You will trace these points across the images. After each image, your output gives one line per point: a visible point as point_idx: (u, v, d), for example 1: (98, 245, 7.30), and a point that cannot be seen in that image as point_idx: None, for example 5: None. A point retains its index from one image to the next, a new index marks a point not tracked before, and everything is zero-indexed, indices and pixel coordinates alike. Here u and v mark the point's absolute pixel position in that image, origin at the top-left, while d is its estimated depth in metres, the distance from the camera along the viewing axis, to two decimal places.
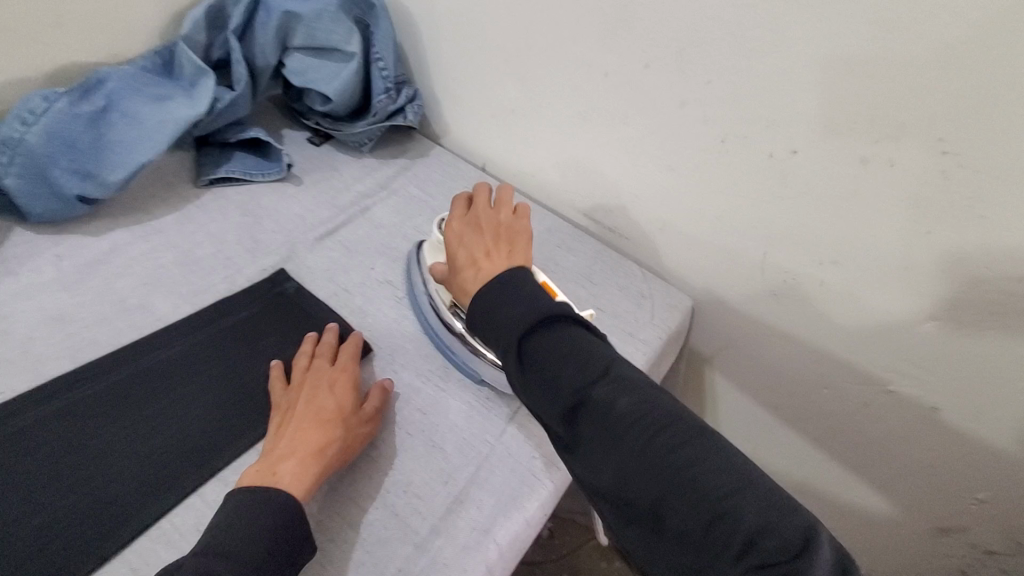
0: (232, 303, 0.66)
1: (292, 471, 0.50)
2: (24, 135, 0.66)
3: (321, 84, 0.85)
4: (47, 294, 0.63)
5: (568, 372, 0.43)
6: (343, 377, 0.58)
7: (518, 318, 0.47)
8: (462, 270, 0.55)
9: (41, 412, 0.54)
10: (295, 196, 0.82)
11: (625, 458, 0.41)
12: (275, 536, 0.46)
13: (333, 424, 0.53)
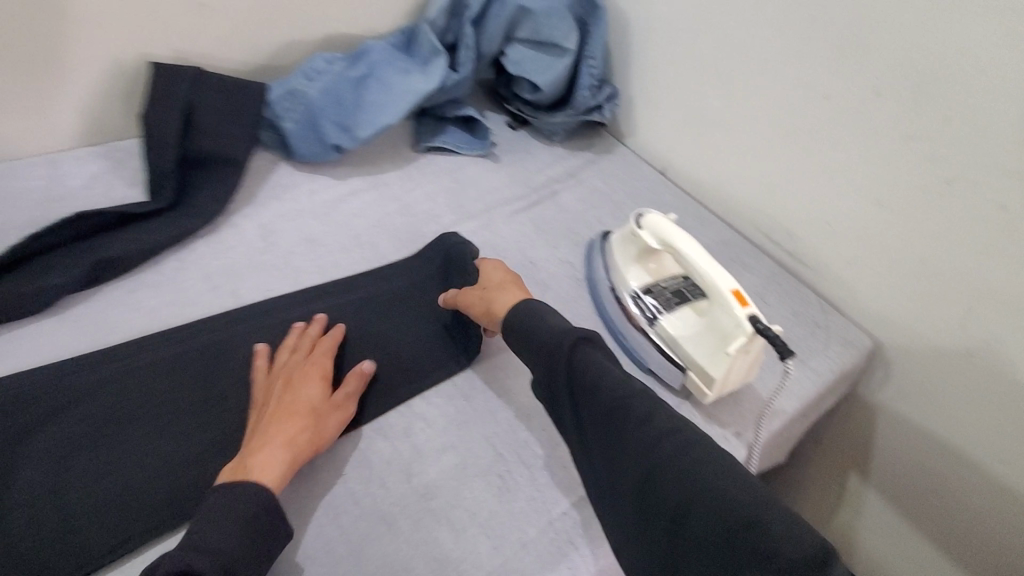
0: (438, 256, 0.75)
1: (263, 462, 0.51)
2: (309, 90, 0.80)
3: (535, 74, 0.93)
4: (303, 220, 0.77)
5: (606, 382, 0.53)
6: (314, 371, 0.59)
7: (549, 335, 0.57)
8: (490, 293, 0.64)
9: (302, 308, 0.67)
10: (495, 172, 0.91)
11: (656, 462, 0.48)
12: (248, 525, 0.47)
13: (305, 416, 0.55)
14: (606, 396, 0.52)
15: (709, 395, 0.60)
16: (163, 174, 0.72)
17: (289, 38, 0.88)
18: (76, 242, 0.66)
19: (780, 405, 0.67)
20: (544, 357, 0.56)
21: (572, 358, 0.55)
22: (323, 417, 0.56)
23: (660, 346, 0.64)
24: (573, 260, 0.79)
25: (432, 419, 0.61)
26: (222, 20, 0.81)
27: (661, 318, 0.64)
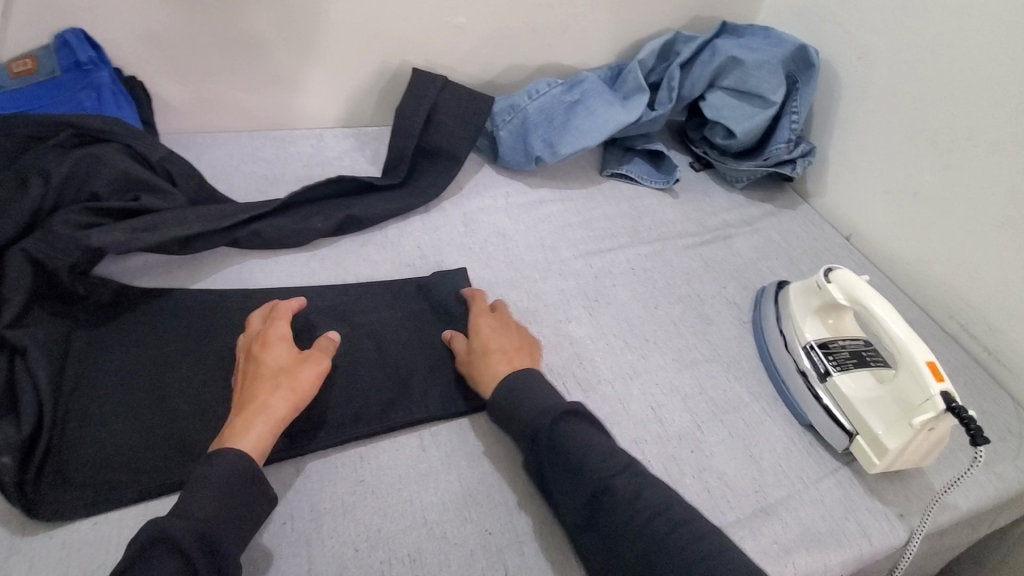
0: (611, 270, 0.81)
1: (241, 428, 0.52)
2: (524, 106, 0.91)
3: (731, 121, 0.96)
4: (497, 216, 0.88)
5: (592, 462, 0.53)
6: (281, 333, 0.60)
7: (537, 410, 0.57)
8: (487, 357, 0.62)
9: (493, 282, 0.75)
10: (672, 207, 0.95)
11: (634, 540, 0.50)
12: (233, 484, 0.49)
13: (275, 380, 0.56)
14: (591, 480, 0.52)
15: (877, 465, 0.58)
16: (399, 157, 0.87)
17: (515, 61, 1.01)
18: (332, 198, 0.82)
19: (954, 503, 0.62)
20: (525, 429, 0.57)
21: (553, 432, 0.55)
22: (294, 372, 0.57)
23: (829, 404, 0.62)
24: (740, 302, 0.79)
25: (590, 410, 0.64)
26: (469, 39, 0.96)
27: (835, 374, 0.63)
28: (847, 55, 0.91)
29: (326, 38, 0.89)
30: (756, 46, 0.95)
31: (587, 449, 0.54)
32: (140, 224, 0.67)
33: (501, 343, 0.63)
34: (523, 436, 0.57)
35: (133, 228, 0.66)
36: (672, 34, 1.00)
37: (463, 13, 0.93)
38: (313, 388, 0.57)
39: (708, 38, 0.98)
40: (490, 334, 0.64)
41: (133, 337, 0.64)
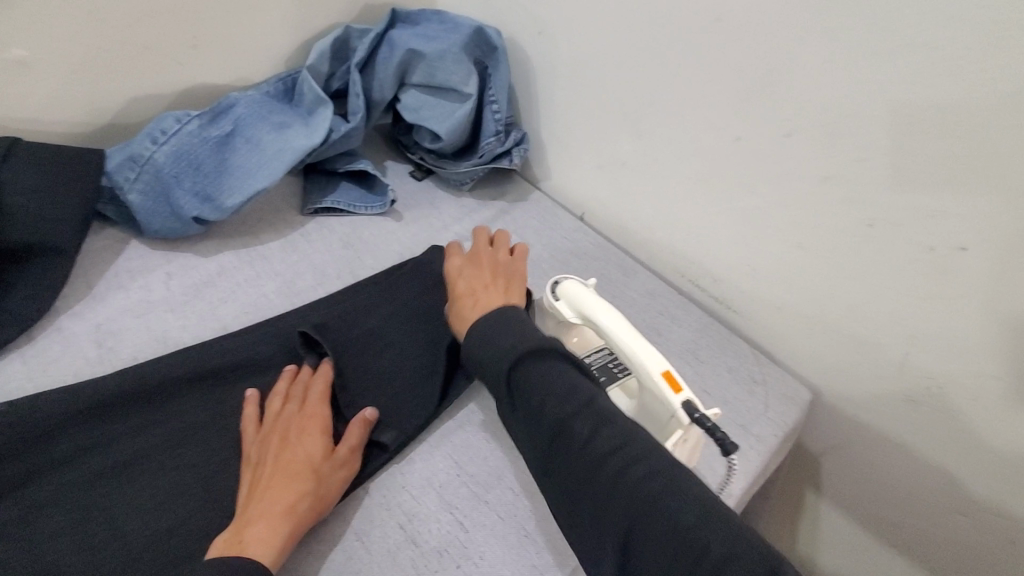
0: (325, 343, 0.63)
1: (261, 532, 0.48)
2: (153, 153, 0.67)
3: (433, 122, 0.84)
4: (156, 314, 0.64)
5: (551, 401, 0.48)
6: (319, 421, 0.55)
7: (499, 349, 0.53)
8: (466, 298, 0.61)
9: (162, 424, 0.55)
10: (396, 233, 0.81)
11: (594, 487, 0.46)
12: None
13: (305, 477, 0.51)
14: (549, 424, 0.48)
15: None
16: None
17: (137, 92, 0.75)
18: None
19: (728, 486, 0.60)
20: (488, 375, 0.53)
21: (513, 377, 0.51)
22: (324, 477, 0.53)
23: None
24: None
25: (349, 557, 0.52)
26: (44, 76, 0.67)
27: None
28: (526, 31, 0.84)
29: None
30: (435, 34, 0.84)
31: (547, 394, 0.49)
32: None
33: (475, 284, 0.62)
34: (493, 387, 0.52)
35: None
36: (339, 29, 0.84)
37: (14, 40, 0.64)
38: (337, 490, 0.53)
39: (381, 29, 0.84)
40: (466, 270, 0.64)
41: None
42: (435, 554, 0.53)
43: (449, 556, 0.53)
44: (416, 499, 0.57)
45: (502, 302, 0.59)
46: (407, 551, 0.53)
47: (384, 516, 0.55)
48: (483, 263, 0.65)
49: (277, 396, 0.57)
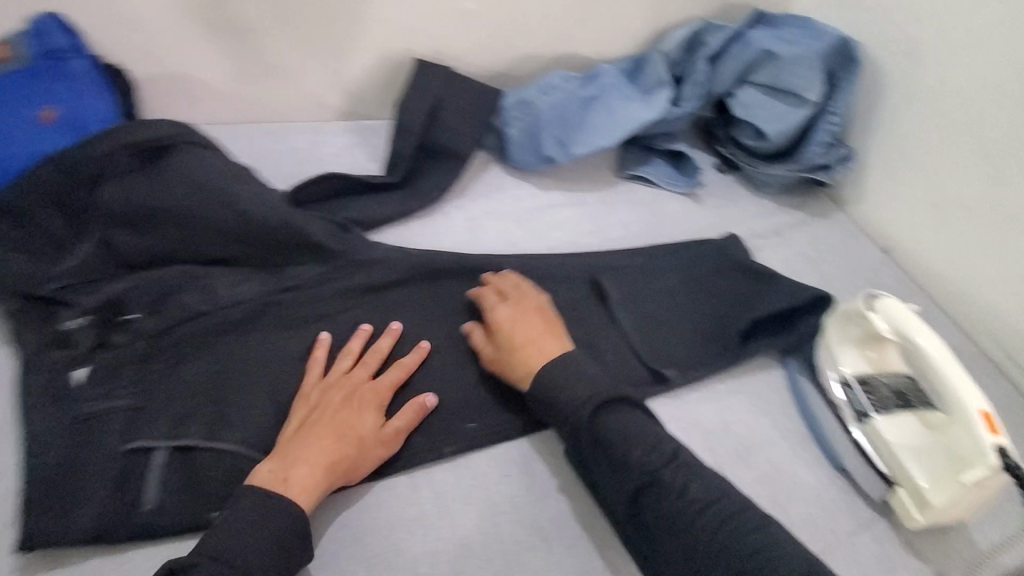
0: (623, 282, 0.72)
1: (304, 475, 0.50)
2: (536, 101, 0.83)
3: (763, 119, 0.87)
4: (503, 222, 0.81)
5: (636, 458, 0.52)
6: (372, 392, 0.56)
7: (574, 400, 0.55)
8: (518, 346, 0.60)
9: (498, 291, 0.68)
10: (696, 213, 0.87)
11: (684, 534, 0.49)
12: (279, 538, 0.46)
13: (353, 443, 0.53)
14: (637, 477, 0.51)
15: (917, 519, 0.56)
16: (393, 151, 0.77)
17: (528, 50, 0.93)
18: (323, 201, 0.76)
19: (999, 558, 0.58)
20: (563, 420, 0.55)
21: (595, 429, 0.54)
22: (367, 449, 0.54)
23: (868, 450, 0.61)
24: None
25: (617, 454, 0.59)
26: (477, 27, 0.88)
27: (874, 416, 0.61)
28: (897, 51, 0.82)
29: (326, 25, 0.82)
30: (793, 38, 0.86)
31: (630, 448, 0.52)
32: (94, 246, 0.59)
33: (528, 331, 0.61)
34: (577, 439, 0.55)
35: (129, 254, 0.61)
36: (699, 22, 0.91)
37: None
38: (368, 467, 0.54)
39: (738, 27, 0.89)
40: (519, 309, 0.63)
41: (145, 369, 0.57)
42: None
43: None
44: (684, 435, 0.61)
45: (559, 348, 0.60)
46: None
47: None
48: (535, 309, 0.63)
49: (354, 359, 0.59)
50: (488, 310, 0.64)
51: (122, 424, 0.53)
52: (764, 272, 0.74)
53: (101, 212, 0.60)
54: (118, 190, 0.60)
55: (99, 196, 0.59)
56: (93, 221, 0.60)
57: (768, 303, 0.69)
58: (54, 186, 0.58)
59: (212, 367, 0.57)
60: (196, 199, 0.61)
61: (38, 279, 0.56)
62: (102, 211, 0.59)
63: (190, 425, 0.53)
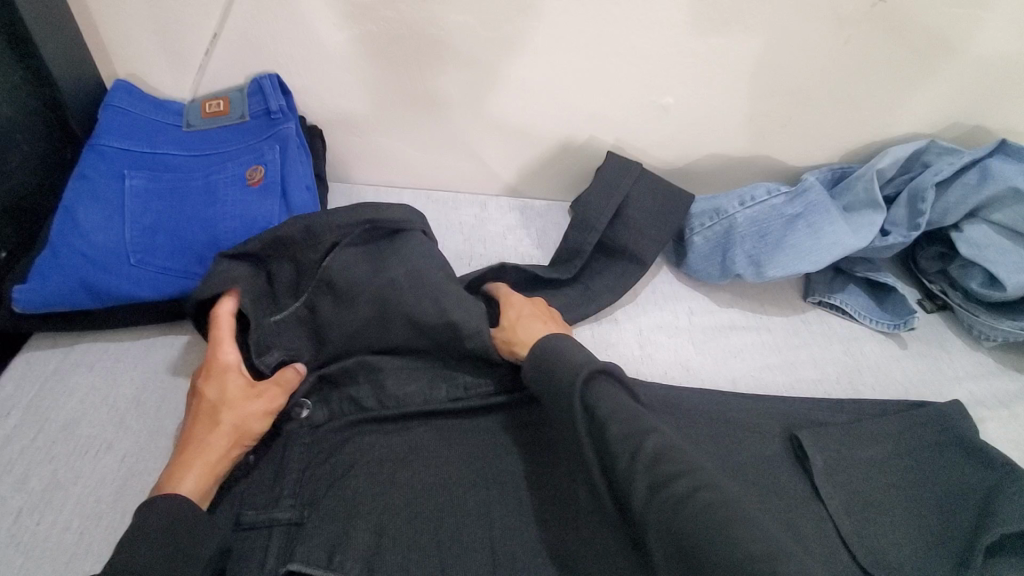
0: (825, 444, 0.60)
1: (180, 470, 0.48)
2: (734, 213, 0.75)
3: (999, 265, 0.74)
4: (677, 340, 0.73)
5: (615, 420, 0.48)
6: (223, 360, 0.54)
7: (570, 366, 0.52)
8: (524, 320, 0.61)
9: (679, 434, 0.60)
10: (899, 361, 0.75)
11: (651, 500, 0.44)
12: (168, 525, 0.43)
13: (220, 414, 0.51)
14: (618, 446, 0.47)
15: None
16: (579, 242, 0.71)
17: (717, 150, 0.86)
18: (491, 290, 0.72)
19: None
20: (554, 386, 0.52)
21: (584, 392, 0.50)
22: (241, 408, 0.52)
23: None
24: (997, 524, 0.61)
25: None
26: (670, 122, 0.83)
27: None
28: None
29: (517, 105, 0.80)
30: None
31: (612, 415, 0.48)
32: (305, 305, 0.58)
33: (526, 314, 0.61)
34: (564, 403, 0.51)
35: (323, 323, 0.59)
36: (921, 142, 0.81)
37: (672, 92, 0.80)
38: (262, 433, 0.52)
39: (980, 154, 0.77)
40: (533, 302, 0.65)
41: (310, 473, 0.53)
42: None
43: None
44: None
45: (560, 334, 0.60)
46: None
47: None
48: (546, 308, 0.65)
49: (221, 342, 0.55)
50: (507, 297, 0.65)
51: (283, 541, 0.49)
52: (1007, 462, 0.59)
53: (323, 276, 0.58)
54: (346, 259, 0.59)
55: (326, 261, 0.58)
56: (312, 282, 0.58)
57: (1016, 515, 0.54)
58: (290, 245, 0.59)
59: (378, 481, 0.52)
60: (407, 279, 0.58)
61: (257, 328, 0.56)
62: (324, 274, 0.58)
63: (350, 557, 0.47)
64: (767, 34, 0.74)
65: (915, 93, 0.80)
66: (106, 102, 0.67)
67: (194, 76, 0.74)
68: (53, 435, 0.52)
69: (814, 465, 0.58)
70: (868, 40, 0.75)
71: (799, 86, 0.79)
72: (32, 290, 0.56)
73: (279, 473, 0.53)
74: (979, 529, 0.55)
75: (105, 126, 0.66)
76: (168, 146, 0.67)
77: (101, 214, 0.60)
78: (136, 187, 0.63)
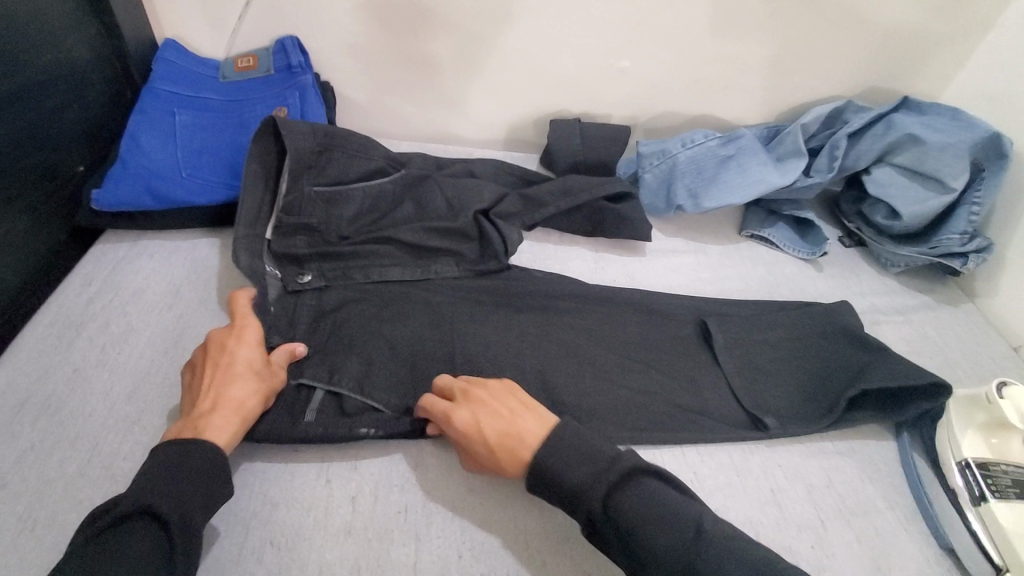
0: (726, 325, 0.75)
1: (217, 421, 0.53)
2: (677, 155, 0.90)
3: (898, 200, 0.88)
4: (626, 257, 0.87)
5: (662, 516, 0.49)
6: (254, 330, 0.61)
7: (586, 475, 0.51)
8: (505, 446, 0.55)
9: (620, 321, 0.75)
10: (813, 279, 0.89)
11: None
12: (203, 473, 0.50)
13: (247, 373, 0.57)
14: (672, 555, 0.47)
15: None
16: (562, 190, 0.84)
17: (669, 108, 1.01)
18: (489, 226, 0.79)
19: None
20: (575, 494, 0.51)
21: (619, 489, 0.51)
22: (262, 375, 0.58)
23: (984, 540, 0.60)
24: None
25: (714, 484, 0.63)
26: (628, 84, 0.98)
27: (991, 501, 0.62)
28: None
29: (498, 67, 0.95)
30: (941, 126, 0.88)
31: (655, 513, 0.49)
32: (336, 192, 0.75)
33: (495, 421, 0.56)
34: (591, 507, 0.50)
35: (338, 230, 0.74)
36: (840, 101, 0.95)
37: (629, 57, 0.94)
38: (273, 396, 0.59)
39: (884, 109, 0.92)
40: (482, 411, 0.57)
41: (314, 334, 0.67)
42: (791, 532, 0.60)
43: (805, 535, 0.60)
44: (787, 483, 0.64)
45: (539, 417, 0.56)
46: (771, 510, 0.62)
47: (764, 476, 0.64)
48: (493, 401, 0.58)
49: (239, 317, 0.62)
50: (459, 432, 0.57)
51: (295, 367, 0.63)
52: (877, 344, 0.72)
53: (362, 183, 0.76)
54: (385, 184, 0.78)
55: (371, 181, 0.77)
56: (348, 186, 0.76)
57: (882, 376, 0.67)
58: (341, 151, 0.75)
59: (375, 338, 0.67)
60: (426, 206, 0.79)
61: (303, 181, 0.73)
62: (362, 184, 0.76)
63: (346, 375, 0.63)
64: (706, 5, 0.88)
65: (835, 59, 0.95)
66: (157, 55, 0.82)
67: (228, 38, 0.89)
68: (124, 298, 0.67)
69: (714, 338, 0.73)
70: (791, 12, 0.90)
71: (736, 53, 0.94)
72: (107, 194, 0.71)
73: (292, 322, 0.68)
74: (849, 386, 0.69)
75: (158, 74, 0.81)
76: (207, 91, 0.83)
77: (157, 140, 0.76)
78: (185, 121, 0.78)
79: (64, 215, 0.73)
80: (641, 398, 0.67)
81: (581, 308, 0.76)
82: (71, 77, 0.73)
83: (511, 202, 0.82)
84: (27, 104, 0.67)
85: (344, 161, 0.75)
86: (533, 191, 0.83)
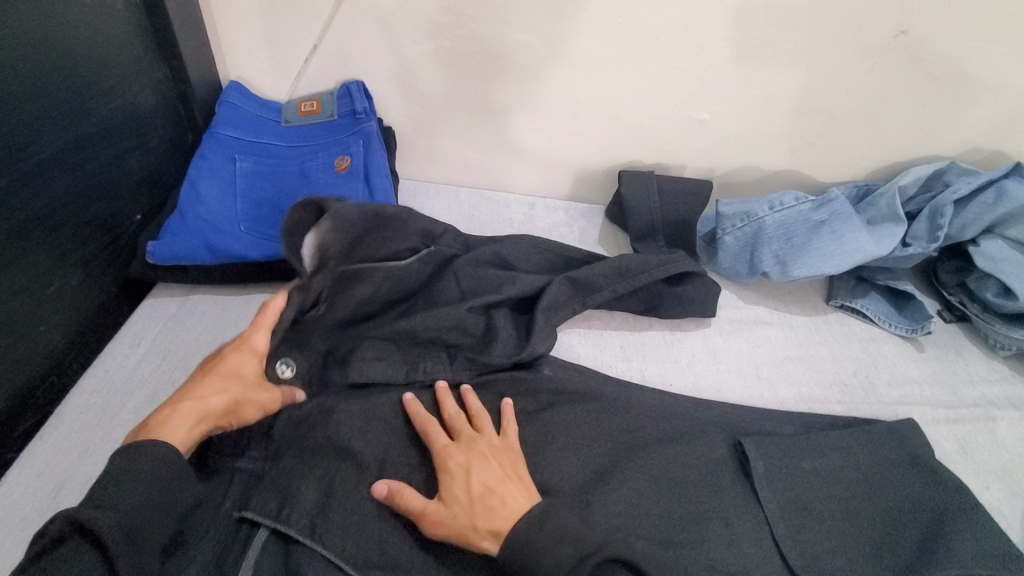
0: (813, 431, 0.68)
1: (175, 422, 0.53)
2: (762, 218, 0.82)
3: (1014, 277, 0.78)
4: (708, 332, 0.79)
5: None
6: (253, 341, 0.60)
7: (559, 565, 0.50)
8: (484, 504, 0.54)
9: (706, 412, 0.69)
10: (914, 361, 0.80)
11: None
12: (149, 483, 0.48)
13: (229, 379, 0.57)
14: None
15: None
16: (617, 272, 0.76)
17: (749, 162, 0.94)
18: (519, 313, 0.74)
19: None
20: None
21: None
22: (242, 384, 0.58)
23: None
24: (1001, 512, 0.67)
25: None
26: (705, 137, 0.91)
27: None
28: None
29: (567, 117, 0.90)
30: None
31: None
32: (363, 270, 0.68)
33: (487, 477, 0.56)
34: None
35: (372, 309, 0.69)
36: (943, 163, 0.86)
37: (709, 109, 0.88)
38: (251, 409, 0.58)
39: (997, 175, 0.82)
40: (474, 461, 0.57)
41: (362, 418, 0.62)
42: None
43: None
44: None
45: (522, 496, 0.56)
46: None
47: None
48: (489, 454, 0.59)
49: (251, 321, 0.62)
50: (446, 467, 0.57)
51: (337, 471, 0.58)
52: (955, 482, 0.62)
53: (386, 263, 0.69)
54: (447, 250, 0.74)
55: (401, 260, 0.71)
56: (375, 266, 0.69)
57: (970, 540, 0.57)
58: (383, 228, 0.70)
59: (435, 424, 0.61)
60: (487, 274, 0.74)
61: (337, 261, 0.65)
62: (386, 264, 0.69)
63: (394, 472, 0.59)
64: (797, 59, 0.82)
65: (937, 118, 0.87)
66: (221, 99, 0.79)
67: (292, 81, 0.86)
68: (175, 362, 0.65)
69: (753, 468, 0.62)
70: (892, 68, 0.82)
71: (827, 108, 0.87)
72: (162, 245, 0.69)
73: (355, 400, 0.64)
74: (974, 506, 0.60)
75: (221, 119, 0.78)
76: (271, 137, 0.79)
77: (217, 188, 0.73)
78: (246, 169, 0.75)
79: (112, 268, 0.71)
80: (746, 506, 0.60)
81: (660, 395, 0.69)
82: (133, 124, 0.71)
83: (559, 285, 0.74)
84: (87, 155, 0.65)
85: (379, 240, 0.70)
86: (582, 273, 0.75)
